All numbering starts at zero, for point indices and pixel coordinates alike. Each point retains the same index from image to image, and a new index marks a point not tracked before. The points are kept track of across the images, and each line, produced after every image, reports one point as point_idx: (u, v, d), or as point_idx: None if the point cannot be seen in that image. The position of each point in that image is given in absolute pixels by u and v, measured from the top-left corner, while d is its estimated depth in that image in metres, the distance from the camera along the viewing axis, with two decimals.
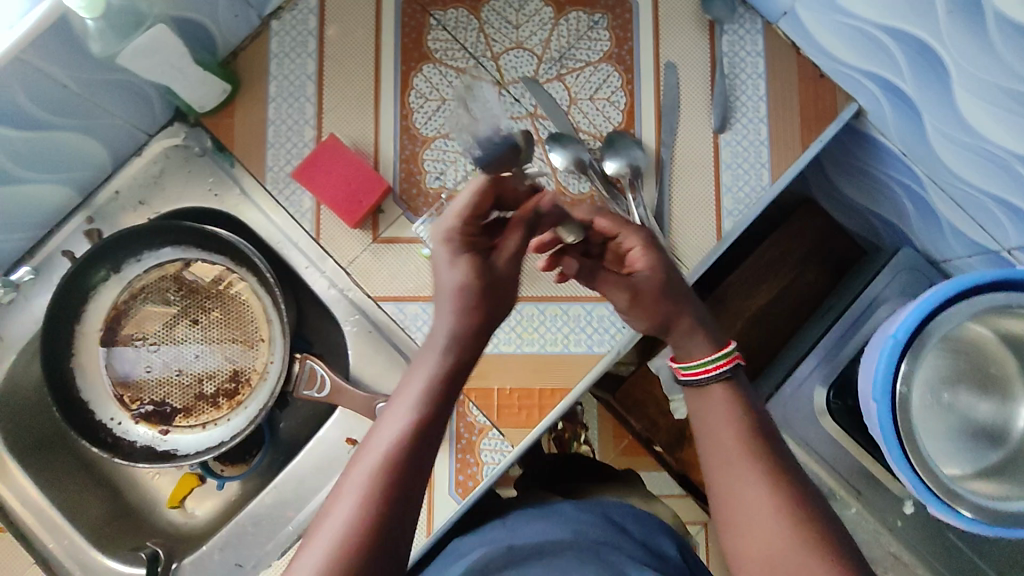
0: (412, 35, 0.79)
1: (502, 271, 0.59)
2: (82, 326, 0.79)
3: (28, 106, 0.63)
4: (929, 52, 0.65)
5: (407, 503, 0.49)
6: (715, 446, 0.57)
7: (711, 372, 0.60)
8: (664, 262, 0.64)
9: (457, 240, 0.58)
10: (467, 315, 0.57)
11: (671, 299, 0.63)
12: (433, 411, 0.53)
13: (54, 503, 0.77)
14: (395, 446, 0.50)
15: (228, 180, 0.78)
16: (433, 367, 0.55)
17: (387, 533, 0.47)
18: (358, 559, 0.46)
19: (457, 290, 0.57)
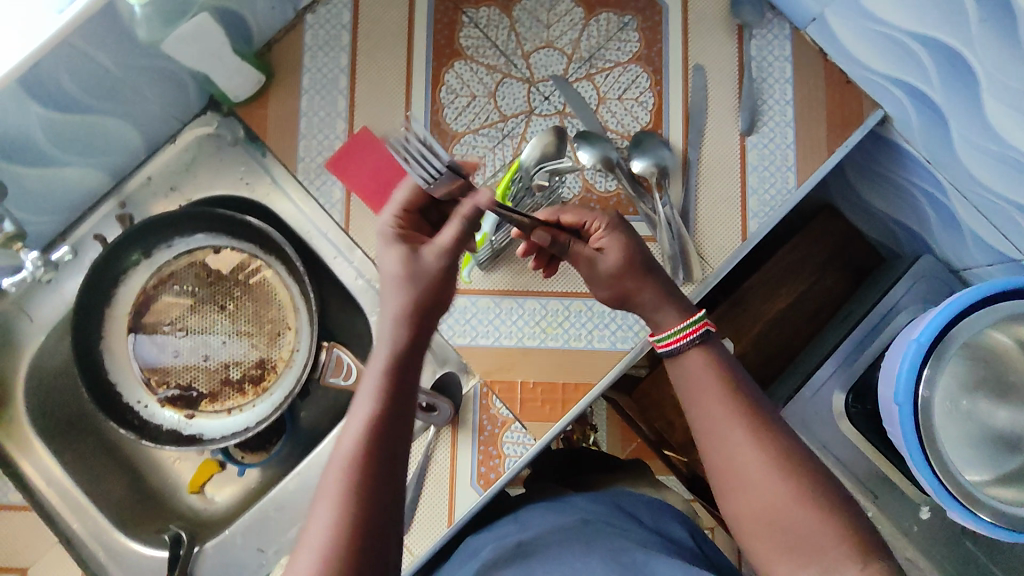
0: (444, 32, 0.79)
1: (433, 263, 0.57)
2: (112, 309, 0.80)
3: (72, 90, 0.64)
4: (959, 60, 0.66)
5: (380, 492, 0.49)
6: (711, 426, 0.57)
7: (680, 341, 0.60)
8: (627, 239, 0.65)
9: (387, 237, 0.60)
10: (410, 299, 0.55)
11: (637, 276, 0.64)
12: (390, 398, 0.52)
13: (78, 484, 0.77)
14: (359, 444, 0.50)
15: (259, 169, 0.79)
16: (384, 356, 0.54)
17: (373, 527, 0.48)
18: (349, 558, 0.47)
19: (392, 281, 0.56)
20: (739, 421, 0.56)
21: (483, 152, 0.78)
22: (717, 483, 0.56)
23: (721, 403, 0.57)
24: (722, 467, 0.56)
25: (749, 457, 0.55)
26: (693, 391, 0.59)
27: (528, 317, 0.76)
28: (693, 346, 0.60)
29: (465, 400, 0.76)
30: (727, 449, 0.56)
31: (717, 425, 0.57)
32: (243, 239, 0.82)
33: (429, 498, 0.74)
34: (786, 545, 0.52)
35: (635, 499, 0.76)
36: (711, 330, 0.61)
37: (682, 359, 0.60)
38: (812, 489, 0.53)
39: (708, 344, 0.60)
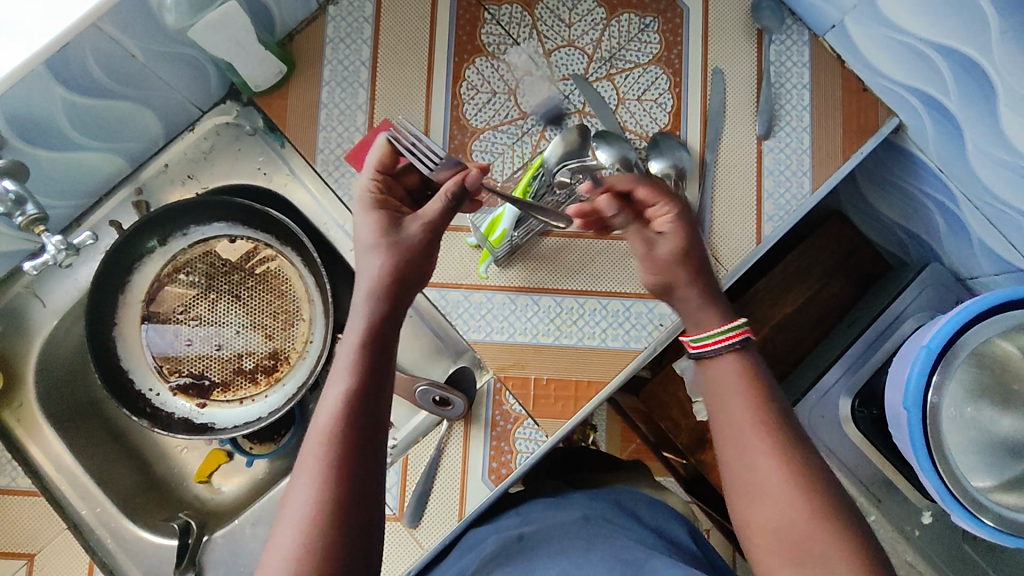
0: (466, 28, 0.80)
1: (417, 234, 0.58)
2: (126, 296, 0.80)
3: (96, 73, 0.64)
4: (977, 70, 0.66)
5: (359, 465, 0.50)
6: (728, 426, 0.58)
7: (717, 345, 0.60)
8: (691, 229, 0.64)
9: (366, 200, 0.60)
10: (386, 276, 0.56)
11: (690, 265, 0.64)
12: (365, 373, 0.53)
13: (86, 469, 0.77)
14: (335, 420, 0.51)
15: (278, 160, 0.79)
16: (360, 333, 0.55)
17: (353, 502, 0.49)
18: (329, 533, 0.47)
19: (370, 251, 0.57)
20: (757, 426, 0.57)
21: (502, 149, 0.78)
22: (728, 482, 0.57)
23: (742, 407, 0.58)
24: (733, 466, 0.57)
25: (757, 455, 0.56)
26: (718, 391, 0.60)
27: (543, 314, 0.76)
28: (731, 354, 0.61)
29: (478, 395, 0.76)
30: (739, 449, 0.57)
31: (734, 425, 0.58)
32: (259, 229, 0.81)
33: (440, 491, 0.75)
34: (787, 548, 0.52)
35: (639, 498, 0.76)
36: (750, 339, 0.62)
37: (715, 361, 0.61)
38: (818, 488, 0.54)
39: (745, 352, 0.61)
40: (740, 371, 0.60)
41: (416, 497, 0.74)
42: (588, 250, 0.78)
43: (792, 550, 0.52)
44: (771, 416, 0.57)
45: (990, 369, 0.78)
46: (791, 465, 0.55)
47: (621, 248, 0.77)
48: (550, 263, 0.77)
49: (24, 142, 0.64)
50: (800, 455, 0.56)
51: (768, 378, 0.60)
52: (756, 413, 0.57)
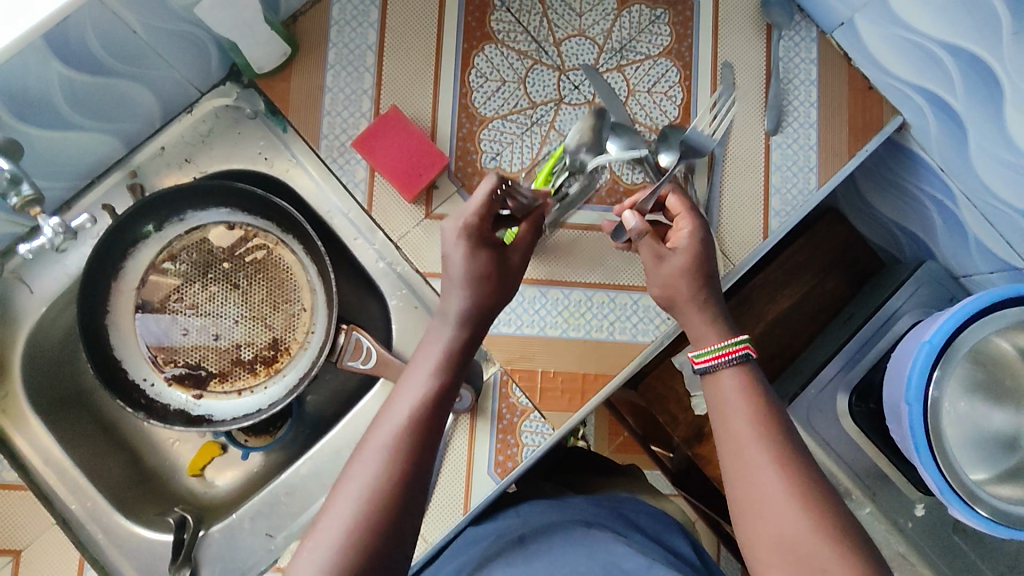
0: (476, 15, 0.78)
1: (515, 266, 0.61)
2: (119, 284, 0.77)
3: (96, 48, 0.61)
4: (985, 68, 0.67)
5: (427, 460, 0.51)
6: (732, 442, 0.58)
7: (719, 359, 0.60)
8: (703, 250, 0.66)
9: (470, 236, 0.59)
10: (478, 292, 0.59)
11: (698, 282, 0.65)
12: (448, 376, 0.56)
13: (76, 463, 0.74)
14: (416, 411, 0.53)
15: (279, 144, 0.77)
16: (446, 339, 0.57)
17: (413, 492, 0.50)
18: (384, 517, 0.48)
19: (470, 276, 0.59)
20: (762, 442, 0.56)
21: (511, 138, 0.77)
22: (732, 498, 0.57)
23: (751, 421, 0.58)
24: (737, 481, 0.56)
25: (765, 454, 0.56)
26: (721, 407, 0.59)
27: (552, 306, 0.76)
28: (731, 369, 0.60)
29: (485, 387, 0.75)
30: (744, 466, 0.56)
31: (739, 441, 0.57)
32: (259, 216, 0.79)
33: (443, 485, 0.74)
34: (796, 553, 0.51)
35: (640, 510, 0.76)
36: (750, 355, 0.61)
37: (716, 377, 0.61)
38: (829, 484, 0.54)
39: (746, 366, 0.61)
40: (745, 385, 0.60)
41: None
42: (600, 242, 0.77)
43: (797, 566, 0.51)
44: (776, 433, 0.57)
45: (985, 366, 0.79)
46: (797, 480, 0.54)
47: None
48: (563, 256, 0.77)
49: (18, 120, 0.61)
50: (805, 469, 0.55)
51: (770, 395, 0.60)
52: (763, 428, 0.57)
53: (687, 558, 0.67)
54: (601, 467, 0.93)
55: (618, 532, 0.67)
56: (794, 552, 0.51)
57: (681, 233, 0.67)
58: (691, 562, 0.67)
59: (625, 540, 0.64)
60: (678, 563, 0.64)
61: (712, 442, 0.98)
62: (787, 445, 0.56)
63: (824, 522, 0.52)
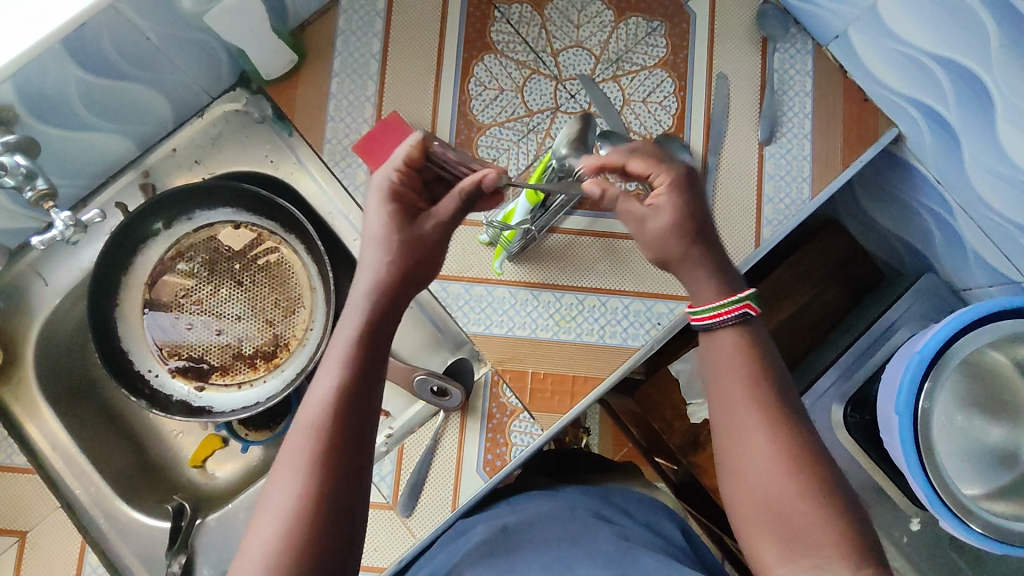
0: (476, 25, 0.81)
1: (428, 233, 0.57)
2: (129, 278, 0.80)
3: (110, 53, 0.65)
4: (975, 82, 0.68)
5: (348, 456, 0.49)
6: (722, 403, 0.56)
7: (714, 319, 0.58)
8: (687, 204, 0.61)
9: (388, 192, 0.58)
10: (389, 260, 0.55)
11: (687, 239, 0.61)
12: (359, 364, 0.52)
13: (81, 449, 0.77)
14: (326, 408, 0.50)
15: (285, 148, 0.80)
16: (356, 324, 0.53)
17: (337, 495, 0.48)
18: (310, 526, 0.46)
19: (380, 241, 0.56)
20: (753, 403, 0.55)
21: (508, 145, 0.79)
22: (722, 462, 0.56)
23: (740, 384, 0.56)
24: (728, 453, 0.55)
25: (750, 418, 0.55)
26: (714, 364, 0.58)
27: (543, 309, 0.77)
28: (729, 330, 0.58)
29: (476, 386, 0.76)
30: (733, 429, 0.55)
31: (730, 402, 0.56)
32: (264, 217, 0.82)
33: (433, 481, 0.75)
34: (775, 527, 0.51)
35: (631, 498, 0.75)
36: (751, 314, 0.58)
37: (714, 339, 0.59)
38: (808, 459, 0.53)
39: (745, 327, 0.58)
40: (739, 348, 0.57)
41: (408, 487, 0.74)
42: (591, 249, 0.79)
43: (780, 529, 0.51)
44: (770, 396, 0.55)
45: (981, 379, 0.79)
46: (787, 447, 0.53)
47: (621, 247, 0.78)
48: (555, 260, 0.78)
49: (35, 119, 0.65)
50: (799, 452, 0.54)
51: (773, 360, 0.57)
52: (753, 389, 0.56)
53: (677, 543, 0.67)
54: (590, 462, 0.93)
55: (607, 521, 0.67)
56: (777, 513, 0.51)
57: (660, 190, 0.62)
58: (682, 550, 0.66)
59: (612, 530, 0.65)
60: (666, 549, 0.64)
61: (708, 450, 0.98)
62: (780, 409, 0.55)
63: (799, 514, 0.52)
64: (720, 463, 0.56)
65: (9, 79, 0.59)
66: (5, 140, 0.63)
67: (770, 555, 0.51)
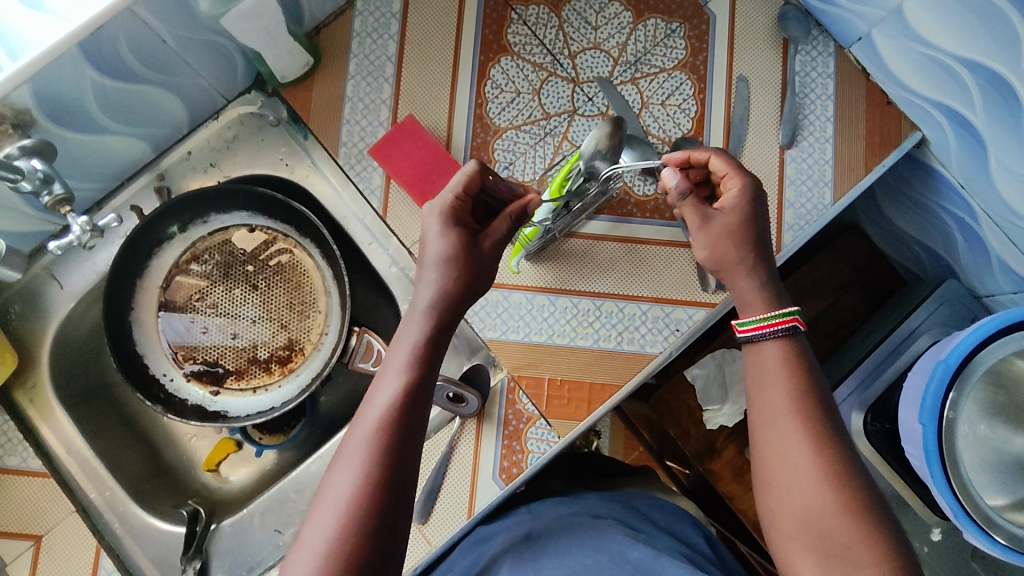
0: (493, 27, 0.80)
1: (486, 253, 0.60)
2: (144, 282, 0.80)
3: (127, 56, 0.64)
4: (1005, 87, 0.66)
5: (404, 457, 0.52)
6: (763, 415, 0.56)
7: (763, 330, 0.57)
8: (755, 212, 0.61)
9: (448, 209, 0.60)
10: (448, 277, 0.58)
11: (744, 246, 0.60)
12: (418, 372, 0.55)
13: (96, 453, 0.77)
14: (388, 411, 0.53)
15: (300, 151, 0.79)
16: (417, 333, 0.57)
17: (391, 493, 0.51)
18: (365, 518, 0.49)
19: (443, 261, 0.58)
20: (795, 419, 0.54)
21: (525, 148, 0.78)
22: (759, 474, 0.56)
23: (783, 398, 0.55)
24: (767, 472, 0.55)
25: (790, 435, 0.54)
26: (756, 376, 0.57)
27: (560, 314, 0.76)
28: (776, 341, 0.58)
29: (491, 393, 0.75)
30: (774, 444, 0.55)
31: (771, 416, 0.55)
32: (279, 220, 0.82)
33: (449, 488, 0.74)
34: (814, 538, 0.51)
35: (653, 504, 0.74)
36: (798, 328, 0.58)
37: (758, 349, 0.58)
38: (840, 478, 0.52)
39: (792, 340, 0.58)
40: (784, 360, 0.57)
41: (423, 494, 0.73)
42: (611, 253, 0.78)
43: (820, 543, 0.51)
44: (813, 410, 0.55)
45: (1005, 388, 0.77)
46: (827, 462, 0.53)
47: (640, 251, 0.78)
48: (572, 263, 0.77)
49: (52, 122, 0.65)
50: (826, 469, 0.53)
51: (818, 372, 0.57)
52: (798, 402, 0.55)
53: (698, 551, 0.66)
54: (603, 471, 0.93)
55: (628, 524, 0.66)
56: (814, 530, 0.51)
57: (729, 194, 0.62)
58: (704, 554, 0.65)
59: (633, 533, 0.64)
60: (689, 557, 0.63)
61: (724, 457, 0.97)
62: (821, 424, 0.54)
63: (826, 530, 0.51)
64: (757, 479, 0.56)
65: (27, 83, 0.58)
66: (22, 144, 0.63)
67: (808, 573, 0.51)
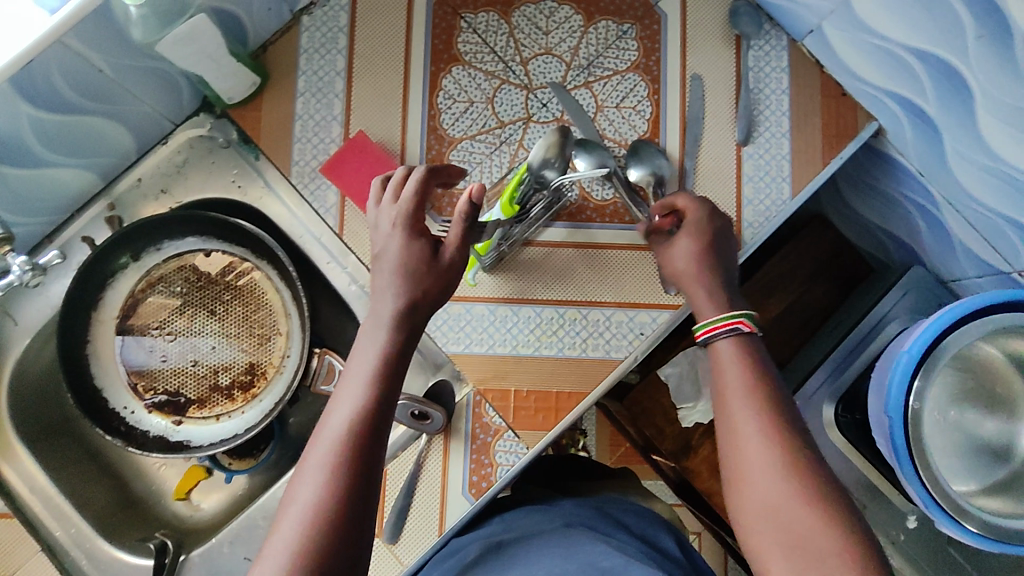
0: (442, 37, 0.79)
1: (450, 263, 0.59)
2: (99, 313, 0.79)
3: (63, 88, 0.63)
4: (955, 75, 0.66)
5: (368, 471, 0.51)
6: (724, 414, 0.57)
7: (715, 330, 0.61)
8: (709, 236, 0.68)
9: (404, 224, 0.59)
10: (409, 289, 0.57)
11: (700, 264, 0.66)
12: (383, 383, 0.54)
13: (60, 490, 0.75)
14: (351, 424, 0.52)
15: (252, 172, 0.78)
16: (381, 344, 0.56)
17: (355, 507, 0.49)
18: (329, 532, 0.48)
19: (400, 272, 0.58)
20: (756, 411, 0.56)
21: (480, 158, 0.77)
22: (727, 475, 0.56)
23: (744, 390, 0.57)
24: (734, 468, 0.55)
25: (751, 428, 0.55)
26: (718, 378, 0.59)
27: (523, 324, 0.76)
28: (729, 341, 0.60)
29: (458, 408, 0.75)
30: (740, 444, 0.55)
31: (732, 414, 0.57)
32: (235, 243, 0.81)
33: (418, 505, 0.73)
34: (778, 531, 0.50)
35: (626, 508, 0.74)
36: (750, 329, 0.61)
37: (715, 347, 0.61)
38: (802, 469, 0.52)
39: (742, 341, 0.60)
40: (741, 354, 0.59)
41: (392, 513, 0.73)
42: (571, 260, 0.77)
43: (785, 536, 0.50)
44: (773, 403, 0.56)
45: (973, 374, 0.77)
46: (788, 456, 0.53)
47: (601, 257, 0.77)
48: (532, 272, 0.77)
49: None
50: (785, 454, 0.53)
51: (771, 368, 0.59)
52: (758, 394, 0.57)
53: (670, 556, 0.66)
54: (585, 471, 0.92)
55: (598, 531, 0.65)
56: (779, 522, 0.51)
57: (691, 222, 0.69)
58: (675, 559, 0.65)
59: (603, 539, 0.63)
60: (660, 562, 0.62)
61: (701, 454, 0.97)
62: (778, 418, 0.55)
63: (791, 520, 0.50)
64: (725, 481, 0.56)
65: None
66: None
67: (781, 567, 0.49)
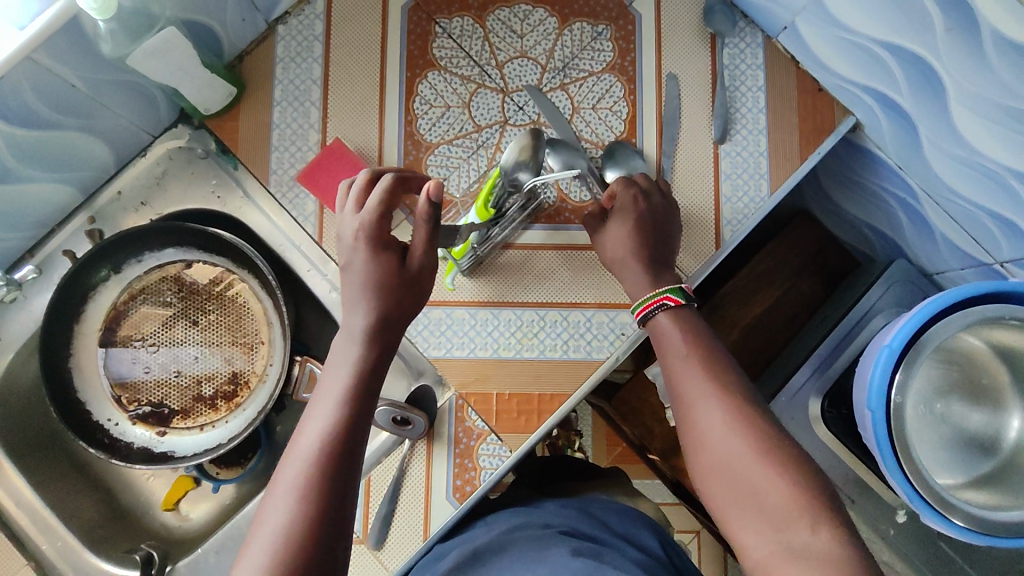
0: (418, 43, 0.79)
1: (418, 271, 0.60)
2: (82, 326, 0.79)
3: (36, 105, 0.63)
4: (927, 68, 0.66)
5: (342, 487, 0.51)
6: (683, 396, 0.60)
7: (650, 306, 0.65)
8: (645, 216, 0.71)
9: (369, 238, 0.59)
10: (380, 304, 0.58)
11: (637, 242, 0.70)
12: (355, 398, 0.54)
13: (46, 504, 0.76)
14: (324, 441, 0.52)
15: (231, 182, 0.79)
16: (354, 358, 0.56)
17: (330, 523, 0.50)
18: (303, 550, 0.48)
19: (370, 288, 0.58)
20: (711, 391, 0.59)
21: (458, 162, 0.78)
22: (690, 452, 0.59)
23: (696, 372, 0.60)
24: (698, 445, 0.58)
25: (709, 410, 0.58)
26: (659, 346, 0.64)
27: (505, 327, 0.76)
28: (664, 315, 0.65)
29: (440, 413, 0.75)
30: (689, 406, 0.59)
31: (690, 397, 0.59)
32: (216, 253, 0.81)
33: (403, 510, 0.74)
34: (745, 508, 0.53)
35: (611, 508, 0.73)
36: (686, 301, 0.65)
37: (655, 323, 0.65)
38: (764, 444, 0.55)
39: (678, 313, 0.65)
40: (687, 336, 0.63)
41: (377, 518, 0.73)
42: (550, 262, 0.77)
43: (757, 510, 0.53)
44: (727, 381, 0.59)
45: (958, 366, 0.77)
46: (749, 431, 0.56)
47: (582, 258, 0.77)
48: (512, 275, 0.77)
49: None
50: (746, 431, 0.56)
51: (712, 340, 0.63)
52: (711, 373, 0.60)
53: (653, 556, 0.66)
54: (577, 470, 0.91)
55: (579, 532, 0.66)
56: (749, 494, 0.53)
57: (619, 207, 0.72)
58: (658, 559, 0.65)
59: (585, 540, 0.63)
60: (642, 563, 0.62)
61: None
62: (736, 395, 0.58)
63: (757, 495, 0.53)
64: (689, 459, 0.59)
65: None
66: None
67: (755, 535, 0.52)
